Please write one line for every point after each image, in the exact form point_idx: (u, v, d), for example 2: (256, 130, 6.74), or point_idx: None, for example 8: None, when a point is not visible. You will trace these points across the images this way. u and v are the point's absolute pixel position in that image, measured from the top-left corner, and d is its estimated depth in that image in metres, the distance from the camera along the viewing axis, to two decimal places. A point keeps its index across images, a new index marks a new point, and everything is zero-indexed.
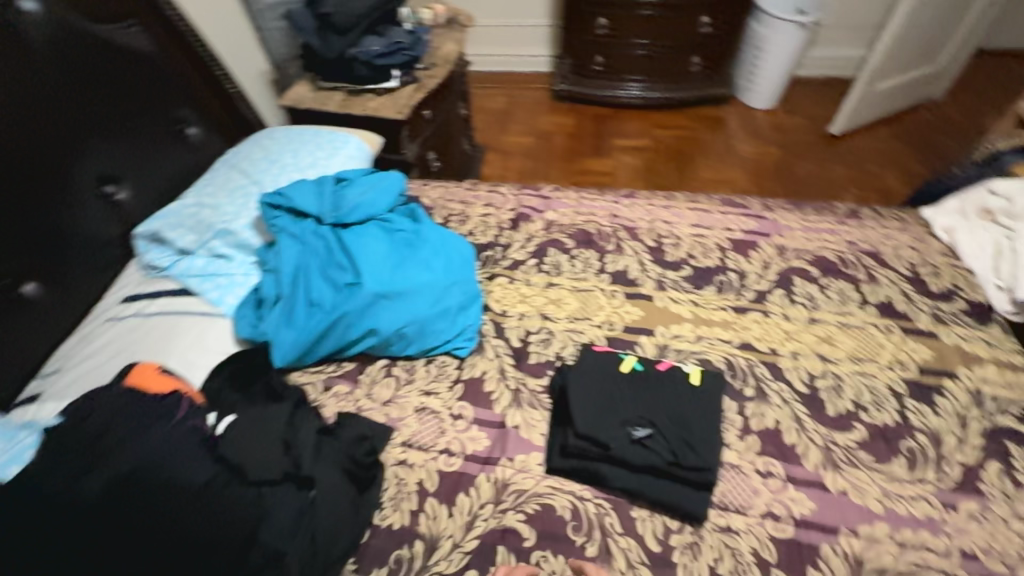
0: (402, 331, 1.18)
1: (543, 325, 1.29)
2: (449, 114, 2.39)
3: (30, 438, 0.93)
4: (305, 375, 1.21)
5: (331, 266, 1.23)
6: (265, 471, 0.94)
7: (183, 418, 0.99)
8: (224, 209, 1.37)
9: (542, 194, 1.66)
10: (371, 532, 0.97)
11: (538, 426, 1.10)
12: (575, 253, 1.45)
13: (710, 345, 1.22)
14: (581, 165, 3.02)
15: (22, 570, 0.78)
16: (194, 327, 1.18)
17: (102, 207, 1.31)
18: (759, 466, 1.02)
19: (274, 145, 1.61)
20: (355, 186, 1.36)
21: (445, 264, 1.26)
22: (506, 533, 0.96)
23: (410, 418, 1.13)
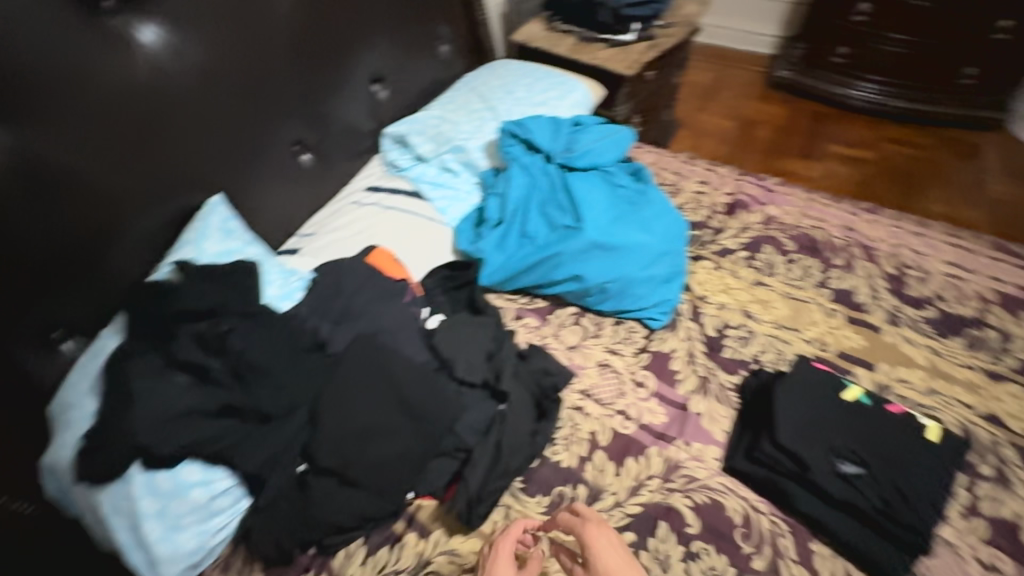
0: (605, 285, 1.17)
1: (745, 322, 1.20)
2: (664, 81, 2.27)
3: (298, 281, 1.10)
4: (499, 299, 1.27)
5: (551, 203, 1.26)
6: (468, 373, 1.03)
7: (408, 303, 1.10)
8: (461, 127, 1.47)
9: (765, 185, 1.52)
10: (540, 461, 1.02)
11: (721, 421, 1.06)
12: (794, 257, 1.32)
13: (944, 404, 1.05)
14: (783, 164, 2.71)
15: (288, 385, 0.95)
16: (422, 229, 1.29)
17: (367, 101, 1.48)
18: (981, 555, 0.88)
19: (510, 76, 1.65)
20: (588, 133, 1.36)
21: (662, 231, 1.22)
22: (671, 512, 0.95)
23: (591, 370, 1.14)
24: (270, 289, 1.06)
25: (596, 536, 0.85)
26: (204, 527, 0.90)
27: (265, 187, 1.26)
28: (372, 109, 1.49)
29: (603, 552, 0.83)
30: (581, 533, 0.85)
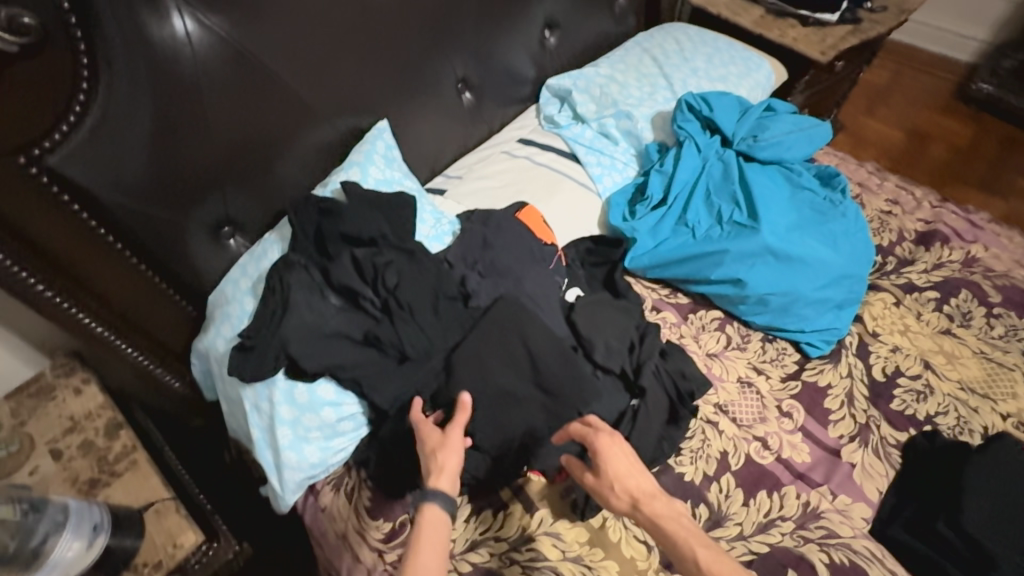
0: (768, 297, 1.05)
1: (922, 373, 1.03)
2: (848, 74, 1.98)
3: (448, 226, 1.07)
4: (638, 285, 1.17)
5: (723, 194, 1.13)
6: (607, 359, 0.96)
7: (553, 271, 1.06)
8: (629, 92, 1.35)
9: (970, 219, 1.29)
10: (660, 468, 0.94)
11: (876, 479, 0.93)
12: (998, 313, 1.11)
13: None
14: (959, 193, 2.32)
15: (426, 329, 0.92)
16: (573, 194, 1.22)
17: (534, 47, 1.39)
18: None
19: (689, 42, 1.49)
20: (779, 122, 1.20)
21: (848, 251, 1.06)
22: (803, 562, 0.85)
23: (731, 384, 1.03)
24: (423, 228, 1.04)
25: (612, 446, 0.76)
26: (328, 444, 0.92)
27: (425, 122, 1.23)
28: (538, 57, 1.41)
29: (613, 458, 0.75)
30: (592, 442, 0.77)
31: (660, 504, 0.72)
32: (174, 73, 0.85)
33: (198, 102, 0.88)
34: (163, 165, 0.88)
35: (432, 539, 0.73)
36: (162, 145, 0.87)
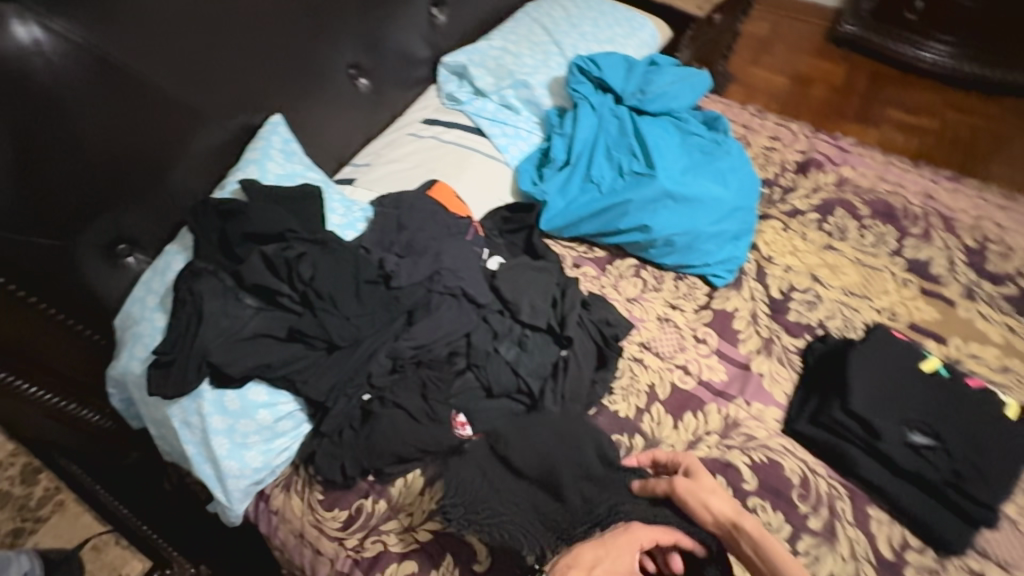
0: (672, 239, 1.13)
1: (812, 286, 1.16)
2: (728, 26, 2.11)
3: (360, 213, 1.06)
4: (557, 246, 1.22)
5: (620, 148, 1.19)
6: (533, 318, 1.01)
7: (470, 242, 1.07)
8: (524, 61, 1.38)
9: (839, 144, 1.44)
10: (597, 410, 1.01)
11: (782, 384, 1.04)
12: (868, 223, 1.26)
13: (1019, 383, 1.01)
14: (838, 127, 2.56)
15: (351, 318, 0.92)
16: (483, 166, 1.24)
17: (425, 26, 1.39)
18: None
19: (575, 7, 1.54)
20: (664, 74, 1.27)
21: (737, 185, 1.16)
22: (728, 468, 0.94)
23: (651, 323, 1.12)
24: (333, 217, 1.03)
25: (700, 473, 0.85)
26: (269, 446, 0.91)
27: (322, 113, 1.20)
28: (430, 35, 1.41)
29: (717, 513, 0.81)
30: (690, 492, 0.82)
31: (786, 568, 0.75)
32: (35, 90, 0.81)
33: (65, 117, 0.83)
34: (36, 187, 0.82)
35: None
36: (31, 165, 0.81)
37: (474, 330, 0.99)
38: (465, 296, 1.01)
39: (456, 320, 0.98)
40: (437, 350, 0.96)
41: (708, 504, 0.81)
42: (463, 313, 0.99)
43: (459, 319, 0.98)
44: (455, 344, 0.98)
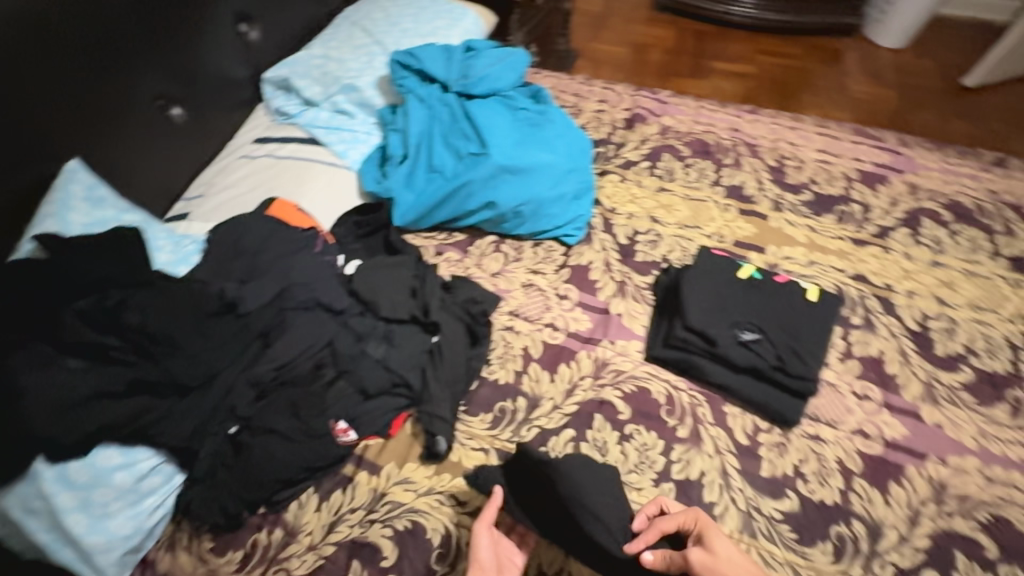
0: (520, 209, 1.19)
1: (652, 227, 1.28)
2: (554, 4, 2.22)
3: (192, 245, 1.03)
4: (417, 238, 1.26)
5: (455, 134, 1.23)
6: (393, 311, 1.03)
7: (320, 252, 1.07)
8: (348, 65, 1.37)
9: (658, 97, 1.59)
10: (479, 383, 1.05)
11: (640, 317, 1.14)
12: (691, 162, 1.40)
13: (822, 271, 1.20)
14: (677, 84, 2.80)
15: (199, 352, 0.90)
16: (325, 175, 1.23)
17: (238, 44, 1.34)
18: (856, 388, 1.04)
19: (393, 4, 1.55)
20: (484, 57, 1.32)
21: (567, 149, 1.25)
22: (604, 405, 1.03)
23: (518, 291, 1.18)
24: (160, 255, 0.98)
25: (712, 541, 0.81)
26: (138, 509, 0.85)
27: (136, 151, 1.13)
28: (246, 52, 1.36)
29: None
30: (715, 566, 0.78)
31: None
32: None
33: None
34: None
35: None
36: None
37: (337, 336, 0.98)
38: (321, 305, 1.00)
39: (315, 331, 0.97)
40: (302, 365, 0.95)
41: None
42: (323, 323, 0.98)
43: (319, 329, 0.97)
44: (320, 354, 0.97)
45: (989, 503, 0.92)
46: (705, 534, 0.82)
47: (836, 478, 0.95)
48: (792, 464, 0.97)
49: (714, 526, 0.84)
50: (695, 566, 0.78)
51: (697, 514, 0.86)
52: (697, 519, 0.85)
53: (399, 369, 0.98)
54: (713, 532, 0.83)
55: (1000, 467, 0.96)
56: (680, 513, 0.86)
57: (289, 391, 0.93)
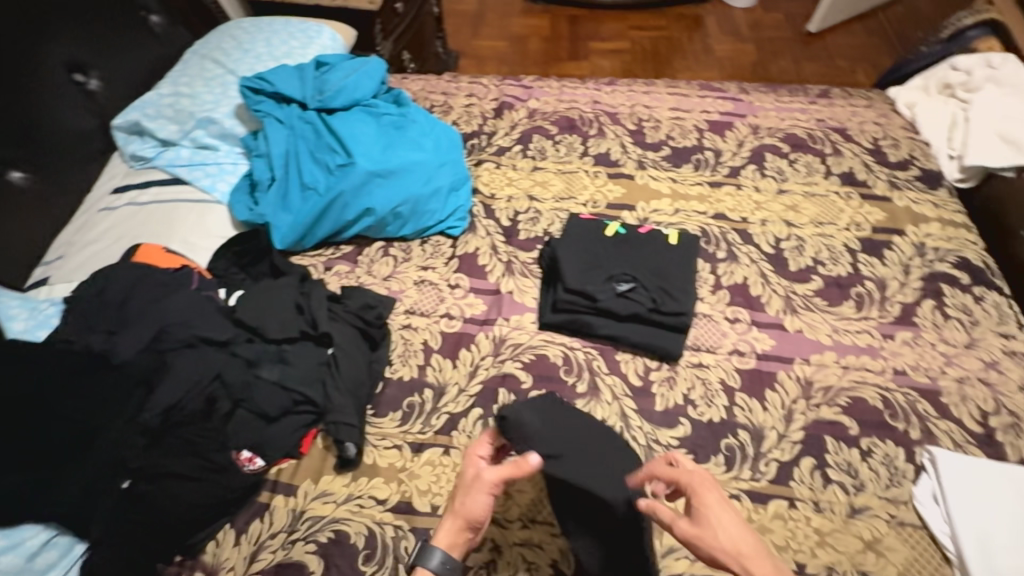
0: (397, 210, 1.22)
1: (531, 205, 1.34)
2: (422, 10, 2.19)
3: (51, 308, 0.99)
4: (304, 258, 1.26)
5: (320, 149, 1.24)
6: (281, 331, 1.03)
7: (197, 288, 1.06)
8: (202, 97, 1.33)
9: (523, 83, 1.65)
10: (384, 384, 1.08)
11: (530, 291, 1.19)
12: (559, 138, 1.48)
13: (687, 217, 1.30)
14: (561, 70, 2.90)
15: (74, 414, 0.86)
16: (193, 212, 1.21)
17: (77, 95, 1.28)
18: (728, 314, 1.15)
19: (243, 33, 1.52)
20: (338, 70, 1.34)
21: (435, 145, 1.29)
22: (506, 378, 1.07)
23: (411, 289, 1.20)
24: (15, 324, 0.96)
25: (699, 509, 0.73)
26: None
27: None
28: (89, 101, 1.30)
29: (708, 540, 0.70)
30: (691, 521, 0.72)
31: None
32: None
33: None
34: None
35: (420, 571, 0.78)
36: None
37: (226, 368, 0.97)
38: (203, 341, 0.99)
39: (201, 366, 0.95)
40: (192, 404, 0.93)
41: (712, 552, 0.70)
42: (208, 357, 0.97)
43: (205, 364, 0.96)
44: (211, 389, 0.95)
45: (848, 388, 1.05)
46: (696, 500, 0.75)
47: (720, 397, 1.05)
48: (682, 393, 1.05)
49: (710, 490, 0.75)
50: (680, 538, 0.72)
51: (690, 479, 0.78)
52: (688, 484, 0.77)
53: (297, 386, 0.98)
54: (709, 499, 0.74)
55: (853, 355, 1.08)
56: (681, 471, 0.80)
57: (181, 432, 0.91)
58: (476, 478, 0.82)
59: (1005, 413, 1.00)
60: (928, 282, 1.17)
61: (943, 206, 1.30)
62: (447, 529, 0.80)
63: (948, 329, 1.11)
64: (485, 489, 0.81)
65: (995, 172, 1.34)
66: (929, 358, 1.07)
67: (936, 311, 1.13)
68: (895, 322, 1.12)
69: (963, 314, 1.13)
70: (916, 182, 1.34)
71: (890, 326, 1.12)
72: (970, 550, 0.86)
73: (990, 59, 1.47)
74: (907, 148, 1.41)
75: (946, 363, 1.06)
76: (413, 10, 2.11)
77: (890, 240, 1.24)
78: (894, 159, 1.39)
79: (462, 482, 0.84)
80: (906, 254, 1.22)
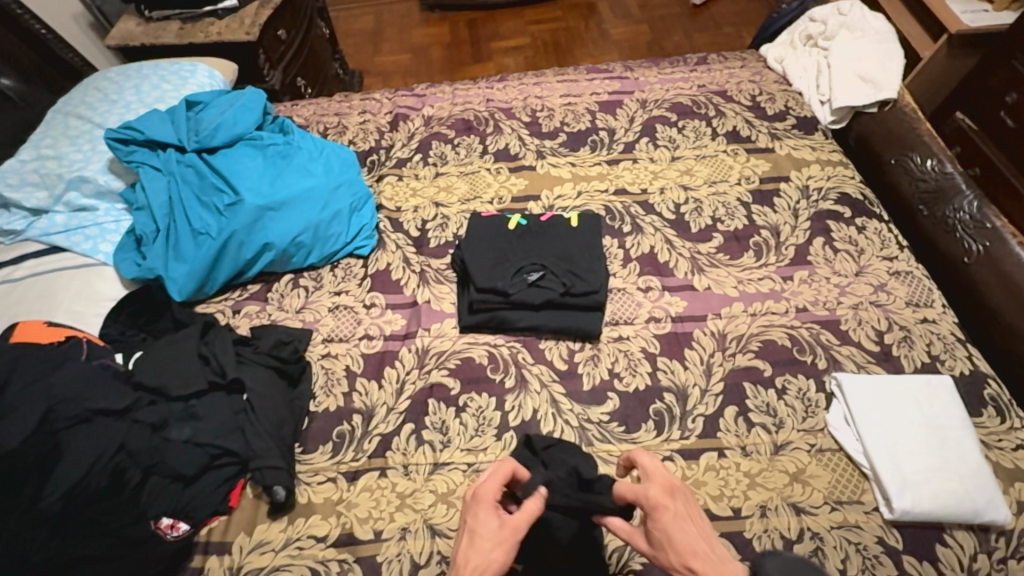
0: (298, 240, 1.19)
1: (437, 212, 1.33)
2: (309, 32, 2.10)
3: None
4: (209, 305, 1.20)
5: (207, 191, 1.20)
6: (185, 386, 0.99)
7: (88, 359, 0.99)
8: (70, 157, 1.23)
9: (415, 92, 1.64)
10: (310, 419, 1.05)
11: (447, 297, 1.19)
12: (458, 141, 1.47)
13: (590, 198, 1.33)
14: (467, 72, 2.83)
15: None
16: (76, 280, 1.13)
17: None
18: (640, 284, 1.18)
19: (110, 83, 1.42)
20: (213, 109, 1.30)
21: (326, 168, 1.29)
22: (434, 388, 1.06)
23: (326, 317, 1.17)
24: None
25: (654, 528, 0.69)
26: None
27: None
28: None
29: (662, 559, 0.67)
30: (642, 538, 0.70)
31: None
32: None
33: None
34: None
35: None
36: None
37: (129, 436, 0.92)
38: (99, 412, 0.93)
39: (102, 439, 0.90)
40: (96, 481, 0.87)
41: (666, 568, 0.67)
42: (106, 428, 0.92)
43: (104, 436, 0.90)
44: (115, 461, 0.90)
45: (758, 333, 1.10)
46: (652, 518, 0.70)
47: (644, 365, 1.07)
48: (607, 368, 1.07)
49: (665, 507, 0.70)
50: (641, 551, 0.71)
51: (645, 494, 0.72)
52: (644, 499, 0.72)
53: (211, 440, 0.94)
54: (668, 516, 0.69)
55: (758, 302, 1.14)
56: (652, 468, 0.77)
57: (86, 512, 0.85)
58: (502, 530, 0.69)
59: (897, 329, 1.08)
60: (815, 221, 1.25)
61: (820, 148, 1.38)
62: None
63: (839, 262, 1.18)
64: (512, 539, 0.68)
65: (861, 110, 1.45)
66: (825, 291, 1.14)
67: (826, 247, 1.20)
68: (791, 264, 1.19)
69: (850, 245, 1.20)
70: (794, 131, 1.43)
71: (788, 268, 1.18)
72: (881, 462, 0.91)
73: (841, 6, 1.61)
74: (782, 100, 1.49)
75: (840, 293, 1.13)
76: (299, 32, 2.01)
77: (777, 188, 1.32)
78: (772, 112, 1.47)
79: (480, 532, 0.69)
80: (793, 199, 1.29)
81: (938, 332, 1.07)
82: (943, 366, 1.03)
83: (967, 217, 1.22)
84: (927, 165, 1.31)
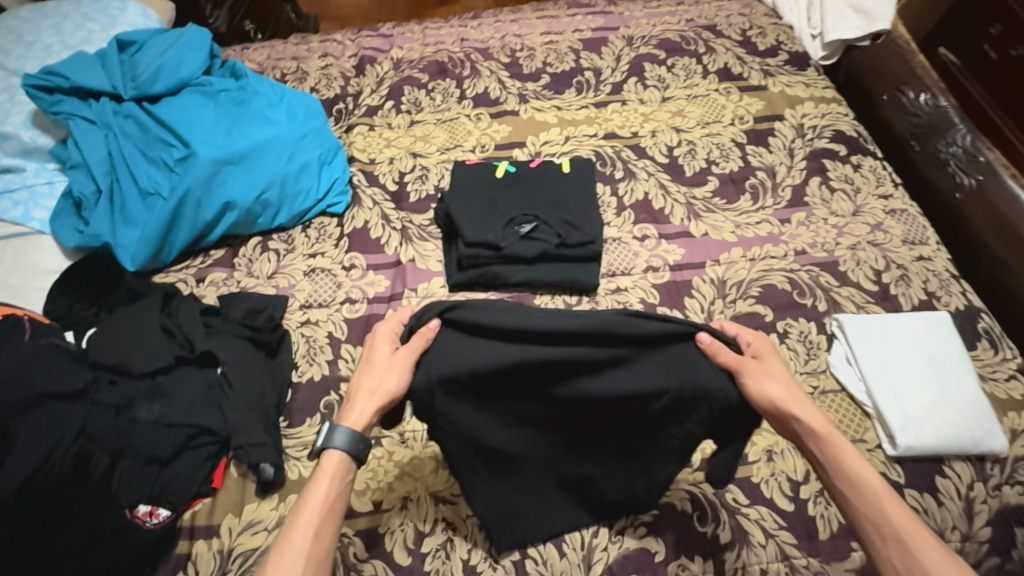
0: (263, 198, 1.08)
1: (415, 163, 1.23)
2: None
3: None
4: (168, 275, 1.07)
5: (153, 146, 1.07)
6: (150, 363, 0.90)
7: (33, 338, 0.89)
8: None
9: (381, 33, 1.49)
10: (294, 390, 0.97)
11: (432, 254, 1.11)
12: (433, 86, 1.35)
13: (579, 143, 1.25)
14: (433, 17, 2.62)
15: None
16: (8, 250, 1.00)
17: None
18: (636, 233, 1.12)
19: (22, 22, 1.22)
20: (150, 49, 1.15)
21: (289, 117, 1.17)
22: None
23: (302, 282, 1.07)
24: None
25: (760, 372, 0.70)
26: None
27: None
28: None
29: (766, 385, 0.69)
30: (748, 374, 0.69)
31: (866, 472, 0.65)
32: None
33: None
34: None
35: (332, 465, 0.68)
36: None
37: (90, 421, 0.83)
38: (51, 396, 0.83)
39: (58, 424, 0.81)
40: (58, 468, 0.79)
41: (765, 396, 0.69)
42: (61, 414, 0.82)
43: (60, 422, 0.82)
44: (77, 446, 0.81)
45: (757, 277, 1.07)
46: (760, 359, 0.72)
47: None
48: None
49: (772, 355, 0.73)
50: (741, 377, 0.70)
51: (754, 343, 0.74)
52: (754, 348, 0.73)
53: (184, 418, 0.86)
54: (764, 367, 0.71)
55: (757, 246, 1.10)
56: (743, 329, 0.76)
57: (50, 507, 0.77)
58: (393, 356, 0.71)
59: (894, 268, 1.07)
60: (811, 160, 1.21)
61: (813, 85, 1.33)
62: (360, 410, 0.69)
63: (835, 202, 1.15)
64: (407, 363, 0.70)
65: (853, 45, 1.40)
66: (823, 232, 1.11)
67: (823, 187, 1.17)
68: (788, 206, 1.15)
69: (846, 184, 1.17)
70: (786, 67, 1.36)
71: (785, 211, 1.14)
72: (883, 399, 0.91)
73: None
74: (773, 35, 1.42)
75: (838, 234, 1.11)
76: None
77: (772, 127, 1.26)
78: (764, 48, 1.40)
79: (377, 362, 0.71)
80: (788, 138, 1.24)
81: (934, 269, 1.07)
82: (939, 303, 1.03)
83: (960, 151, 1.19)
84: (920, 99, 1.27)
